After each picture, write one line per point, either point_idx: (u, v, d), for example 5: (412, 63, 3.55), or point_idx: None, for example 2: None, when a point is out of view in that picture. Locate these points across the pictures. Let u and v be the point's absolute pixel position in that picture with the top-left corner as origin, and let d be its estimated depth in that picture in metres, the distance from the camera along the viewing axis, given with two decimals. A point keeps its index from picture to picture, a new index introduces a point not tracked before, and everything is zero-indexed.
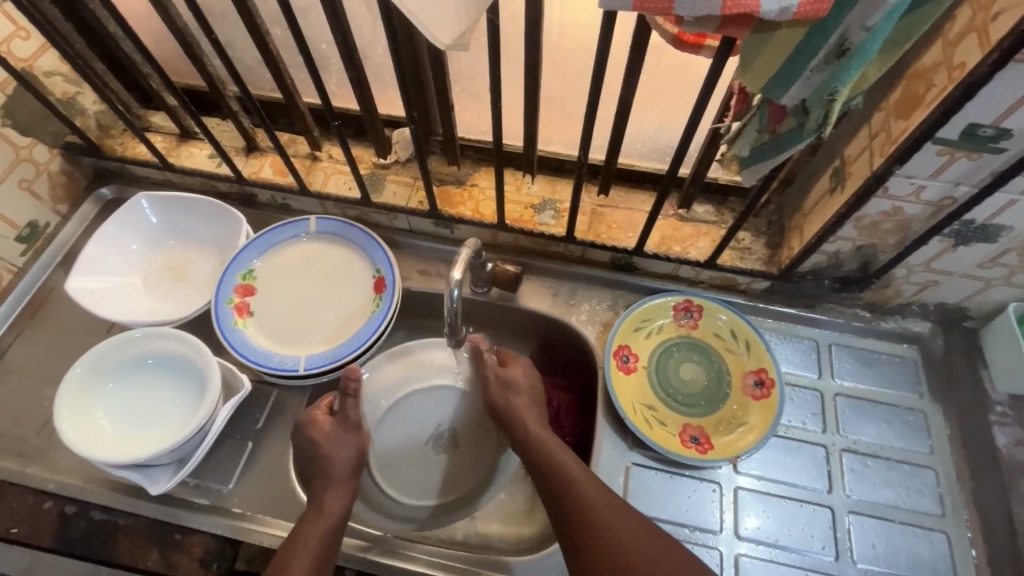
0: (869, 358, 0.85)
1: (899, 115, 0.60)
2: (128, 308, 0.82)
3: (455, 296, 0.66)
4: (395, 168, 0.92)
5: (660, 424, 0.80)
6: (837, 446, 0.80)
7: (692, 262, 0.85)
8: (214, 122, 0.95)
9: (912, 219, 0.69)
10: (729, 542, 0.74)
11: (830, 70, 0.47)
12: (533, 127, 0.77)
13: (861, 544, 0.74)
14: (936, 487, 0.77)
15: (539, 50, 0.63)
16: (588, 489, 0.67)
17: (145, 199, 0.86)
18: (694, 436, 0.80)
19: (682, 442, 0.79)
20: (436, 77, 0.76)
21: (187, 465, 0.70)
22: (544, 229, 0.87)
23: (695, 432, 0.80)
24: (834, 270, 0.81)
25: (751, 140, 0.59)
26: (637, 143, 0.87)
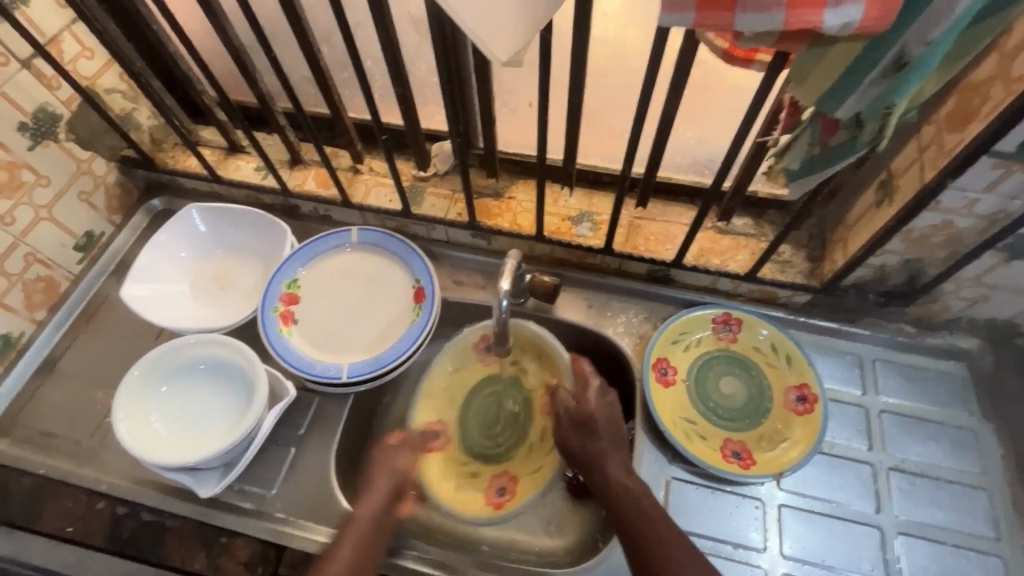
0: (914, 374, 0.84)
1: (952, 128, 0.59)
2: (177, 315, 0.85)
3: (506, 307, 0.66)
4: (434, 180, 0.94)
5: (701, 438, 0.79)
6: (884, 464, 0.78)
7: (731, 275, 0.84)
8: (261, 137, 0.99)
9: (964, 233, 0.67)
10: (773, 561, 0.73)
11: (887, 84, 0.47)
12: (574, 140, 0.78)
13: (912, 567, 0.72)
14: (990, 509, 0.75)
15: (584, 66, 0.65)
16: (681, 557, 0.61)
17: (195, 210, 0.89)
18: (735, 452, 0.79)
19: (723, 457, 0.78)
20: (481, 92, 0.78)
21: (235, 470, 0.71)
22: (583, 241, 0.88)
23: (735, 448, 0.79)
24: (879, 284, 0.79)
25: (802, 153, 0.59)
26: (674, 157, 0.88)
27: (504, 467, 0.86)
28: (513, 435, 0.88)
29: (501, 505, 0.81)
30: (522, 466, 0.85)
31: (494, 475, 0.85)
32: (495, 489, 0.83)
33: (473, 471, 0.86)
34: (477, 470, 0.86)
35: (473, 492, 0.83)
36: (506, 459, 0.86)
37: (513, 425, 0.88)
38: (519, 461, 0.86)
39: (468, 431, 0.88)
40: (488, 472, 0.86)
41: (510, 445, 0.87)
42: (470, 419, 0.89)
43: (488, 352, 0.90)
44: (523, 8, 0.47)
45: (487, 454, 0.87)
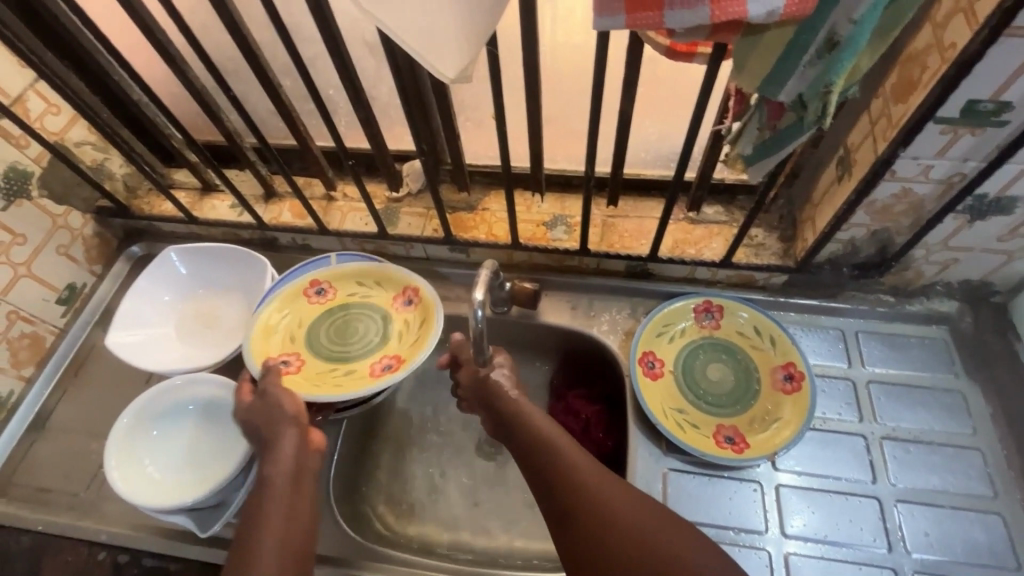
0: (897, 342, 0.85)
1: (898, 99, 0.61)
2: (165, 358, 0.85)
3: (479, 316, 0.65)
4: (408, 200, 0.95)
5: (693, 426, 0.80)
6: (876, 434, 0.79)
7: (707, 263, 0.86)
8: (233, 173, 1.00)
9: (924, 199, 0.69)
10: (776, 542, 0.73)
11: (824, 64, 0.49)
12: (538, 146, 0.79)
13: (913, 533, 0.72)
14: (984, 468, 0.75)
15: (536, 75, 0.66)
16: (600, 488, 0.62)
17: (174, 252, 0.90)
18: (729, 437, 0.79)
19: (716, 443, 0.78)
20: (442, 109, 0.79)
21: (233, 506, 0.71)
22: (558, 245, 0.89)
23: (729, 432, 0.80)
24: (851, 257, 0.81)
25: (752, 139, 0.60)
26: (640, 153, 0.89)
27: (375, 355, 0.83)
28: (381, 324, 0.86)
29: (394, 367, 0.80)
30: (401, 341, 0.83)
31: (374, 359, 0.83)
32: (382, 366, 0.82)
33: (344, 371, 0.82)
34: (350, 369, 0.82)
35: (358, 377, 0.81)
36: (381, 347, 0.84)
37: (365, 333, 0.85)
38: (392, 342, 0.84)
39: (315, 351, 0.84)
40: (362, 362, 0.83)
41: (383, 331, 0.85)
42: (329, 341, 0.85)
43: (319, 293, 0.88)
44: (461, 26, 0.49)
45: (357, 354, 0.84)
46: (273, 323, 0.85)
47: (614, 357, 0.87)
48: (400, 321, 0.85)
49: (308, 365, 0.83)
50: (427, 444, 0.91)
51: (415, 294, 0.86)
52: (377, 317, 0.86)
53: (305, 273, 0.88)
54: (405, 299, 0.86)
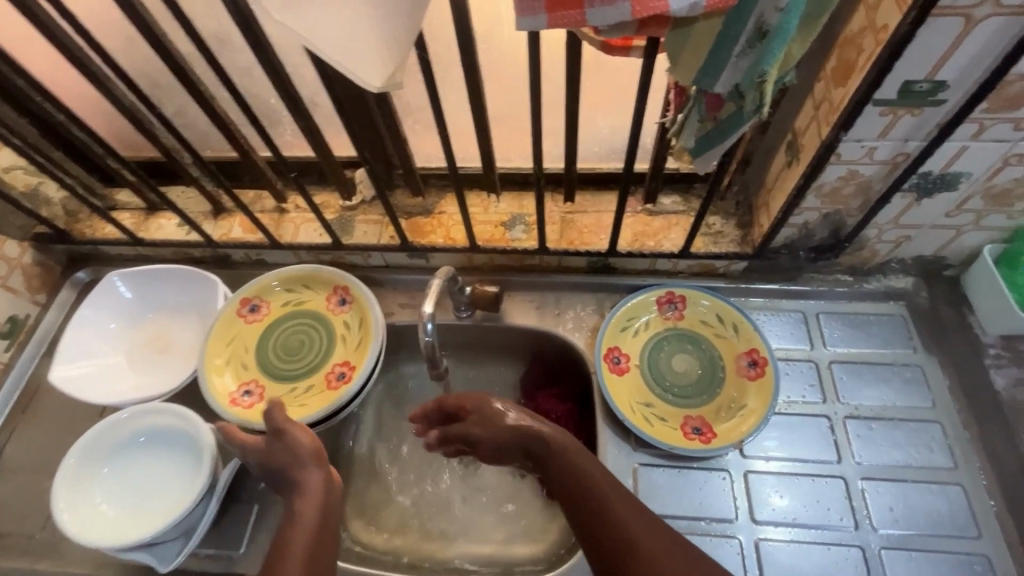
0: (857, 321, 0.86)
1: (838, 82, 0.61)
2: (114, 389, 0.82)
3: (429, 328, 0.65)
4: (362, 208, 0.93)
5: (661, 420, 0.80)
6: (840, 414, 0.80)
7: (667, 254, 0.85)
8: (178, 191, 0.96)
9: (871, 180, 0.69)
10: (747, 529, 0.73)
11: (756, 53, 0.48)
12: (488, 146, 0.77)
13: (879, 509, 0.73)
14: (944, 440, 0.77)
15: (476, 76, 0.64)
16: (644, 536, 0.56)
17: (117, 276, 0.87)
18: (696, 427, 0.79)
19: (684, 435, 0.79)
20: (386, 114, 0.77)
21: (195, 536, 0.69)
22: (518, 245, 0.88)
23: (696, 423, 0.80)
24: (806, 241, 0.81)
25: (695, 131, 0.59)
26: (593, 147, 0.88)
27: (329, 362, 0.83)
28: (325, 330, 0.85)
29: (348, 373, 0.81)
30: (347, 345, 0.84)
31: (327, 366, 0.83)
32: (336, 375, 0.82)
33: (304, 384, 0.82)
34: (308, 385, 0.82)
35: (318, 386, 0.81)
36: (332, 353, 0.84)
37: (311, 344, 0.85)
38: (340, 346, 0.84)
39: (270, 369, 0.83)
40: (318, 372, 0.83)
41: (329, 337, 0.85)
42: (278, 359, 0.84)
43: (254, 312, 0.86)
44: (380, 33, 0.47)
45: (311, 364, 0.84)
46: (215, 358, 0.82)
47: (580, 355, 0.87)
48: (342, 322, 0.85)
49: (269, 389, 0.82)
50: (399, 454, 0.90)
51: (346, 292, 0.86)
52: (316, 324, 0.86)
53: (232, 296, 0.86)
54: (340, 299, 0.86)
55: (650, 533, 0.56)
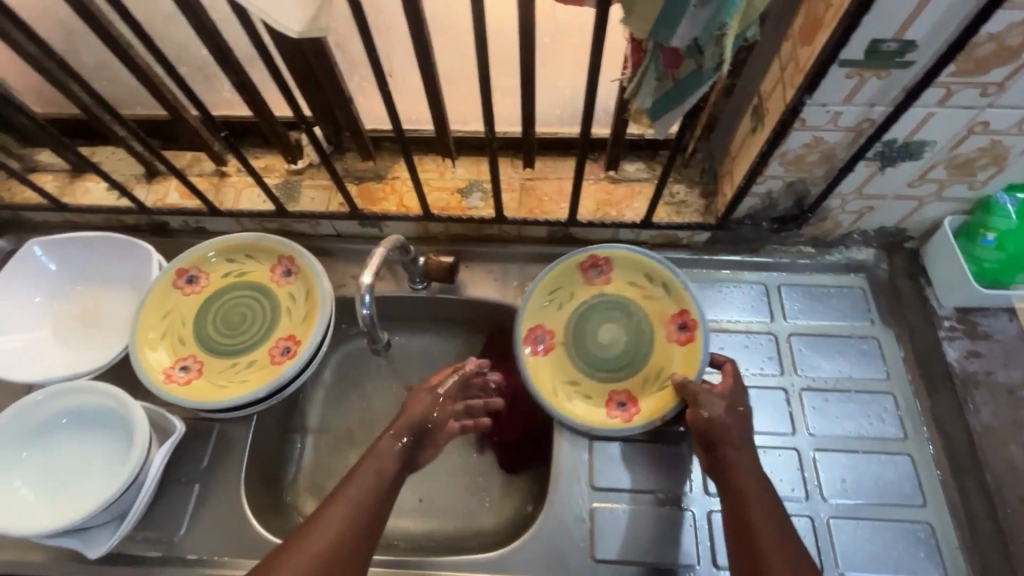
0: (817, 293, 0.85)
1: (804, 41, 0.57)
2: (40, 367, 0.76)
3: (366, 300, 0.61)
4: (309, 172, 0.87)
5: (583, 398, 0.79)
6: (796, 386, 0.79)
7: (629, 224, 0.82)
8: (106, 152, 0.89)
9: (836, 148, 0.66)
10: (701, 501, 0.73)
11: (715, 3, 0.44)
12: (439, 106, 0.72)
13: (830, 480, 0.74)
14: (896, 411, 0.78)
15: (419, 26, 0.59)
16: (765, 526, 0.59)
17: (38, 244, 0.80)
18: (620, 402, 0.78)
19: (608, 412, 0.77)
20: (326, 69, 0.70)
21: (127, 520, 0.65)
22: (475, 213, 0.83)
23: (622, 397, 0.78)
24: (769, 211, 0.79)
25: (652, 91, 0.54)
26: (554, 109, 0.83)
27: (273, 337, 0.79)
28: (268, 304, 0.80)
29: (294, 351, 0.76)
30: (292, 317, 0.79)
31: (271, 342, 0.78)
32: (280, 350, 0.77)
33: (247, 361, 0.78)
34: (251, 360, 0.78)
35: (261, 366, 0.76)
36: (276, 329, 0.79)
37: (254, 317, 0.80)
38: (285, 321, 0.80)
39: (209, 345, 0.78)
40: (261, 348, 0.78)
41: (273, 311, 0.80)
42: (216, 334, 0.79)
43: (192, 284, 0.81)
44: None
45: (253, 339, 0.79)
46: (150, 332, 0.77)
47: None
48: (286, 295, 0.81)
49: (208, 365, 0.77)
50: (353, 431, 0.86)
51: (292, 262, 0.81)
52: (259, 295, 0.81)
53: (167, 266, 0.80)
54: (285, 270, 0.81)
55: (781, 538, 0.59)
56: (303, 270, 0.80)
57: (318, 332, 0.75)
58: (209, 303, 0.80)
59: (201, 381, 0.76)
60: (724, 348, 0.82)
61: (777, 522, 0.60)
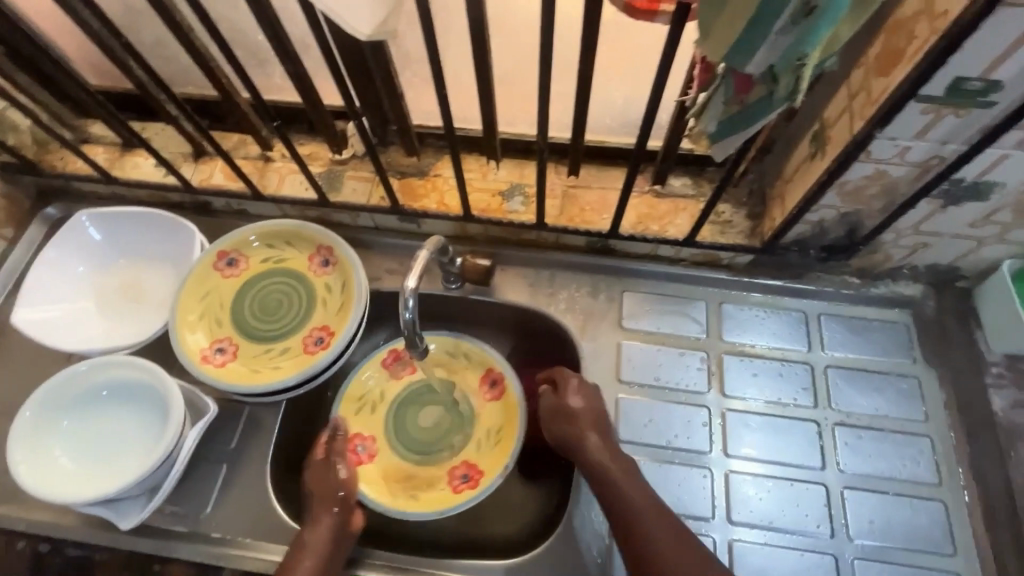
0: (859, 326, 0.82)
1: (880, 72, 0.55)
2: (82, 336, 0.78)
3: (410, 303, 0.61)
4: (353, 163, 0.87)
5: (436, 486, 0.79)
6: (830, 420, 0.78)
7: (671, 241, 0.81)
8: (156, 128, 0.90)
9: (898, 182, 0.64)
10: (723, 528, 0.72)
11: (798, 32, 0.42)
12: (490, 109, 0.71)
13: (857, 519, 0.72)
14: (932, 455, 0.75)
15: (481, 30, 0.58)
16: (661, 535, 0.63)
17: (86, 216, 0.82)
18: (463, 475, 0.79)
19: (454, 489, 0.78)
20: (381, 64, 0.70)
21: (159, 494, 0.67)
22: (515, 218, 0.83)
23: (463, 470, 0.80)
24: (819, 239, 0.77)
25: (718, 114, 0.53)
26: (604, 117, 0.81)
27: (308, 326, 0.79)
28: (304, 293, 0.81)
29: (327, 342, 0.77)
30: (327, 308, 0.80)
31: (305, 332, 0.79)
32: (314, 340, 0.78)
33: (281, 349, 0.79)
34: (284, 347, 0.79)
35: (295, 355, 0.77)
36: (310, 319, 0.80)
37: (290, 305, 0.81)
38: (319, 311, 0.80)
39: (245, 329, 0.80)
40: (295, 337, 0.79)
41: (308, 300, 0.81)
42: (252, 319, 0.80)
43: (232, 267, 0.82)
44: None
45: (287, 327, 0.80)
46: (189, 313, 0.78)
47: (570, 337, 0.83)
48: (322, 285, 0.81)
49: (243, 349, 0.79)
50: None
51: (330, 253, 0.81)
52: (296, 283, 0.81)
53: (208, 247, 0.81)
54: (322, 260, 0.82)
55: (676, 543, 0.63)
56: (340, 262, 0.80)
57: (352, 325, 0.76)
58: (247, 287, 0.81)
59: (235, 364, 0.77)
60: (758, 374, 0.80)
61: (669, 525, 0.64)
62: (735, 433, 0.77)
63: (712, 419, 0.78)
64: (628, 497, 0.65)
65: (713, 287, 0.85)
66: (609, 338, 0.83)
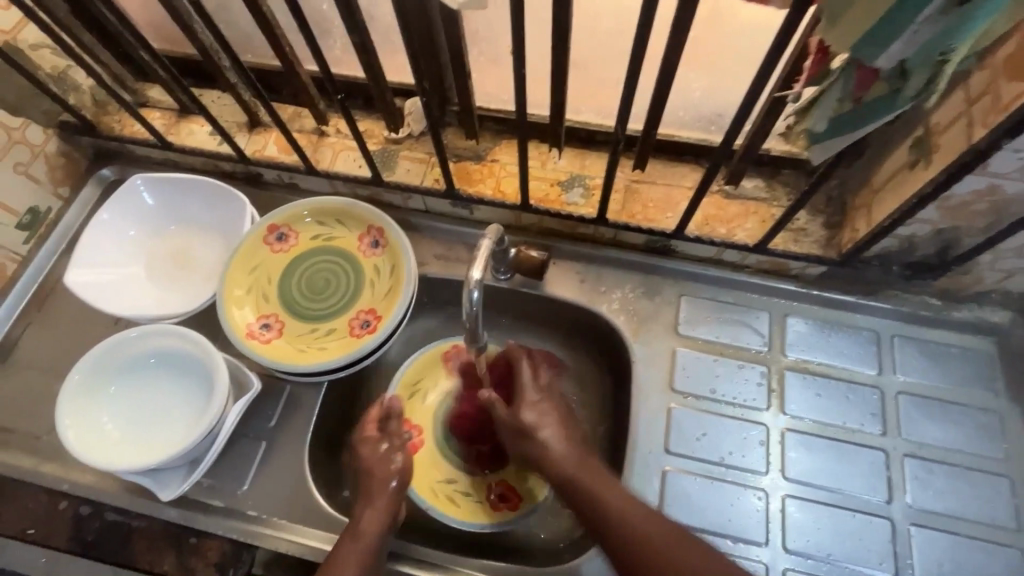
0: (936, 352, 0.76)
1: (1014, 75, 0.49)
2: (130, 301, 0.78)
3: (476, 297, 0.59)
4: (408, 143, 0.84)
5: (467, 496, 0.76)
6: (899, 450, 0.72)
7: (739, 246, 0.76)
8: (213, 95, 0.89)
9: (1012, 200, 0.58)
10: (775, 555, 0.68)
11: (947, 22, 0.38)
12: (562, 94, 0.67)
13: (924, 560, 0.67)
14: (1011, 498, 0.69)
15: (568, 5, 0.54)
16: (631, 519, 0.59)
17: (140, 180, 0.81)
18: (501, 495, 0.76)
19: (488, 505, 0.75)
20: (451, 40, 0.67)
21: (200, 468, 0.66)
22: (573, 210, 0.79)
23: (501, 489, 0.76)
24: (904, 255, 0.71)
25: (829, 111, 0.48)
26: (677, 110, 0.76)
27: (355, 308, 0.77)
28: (353, 274, 0.79)
29: (374, 326, 0.75)
30: (376, 290, 0.78)
31: (352, 313, 0.77)
32: (360, 323, 0.76)
33: (327, 330, 0.77)
34: (330, 328, 0.77)
35: (341, 337, 0.76)
36: (357, 300, 0.78)
37: (338, 285, 0.79)
38: (367, 293, 0.78)
39: (292, 308, 0.78)
40: (341, 318, 0.77)
41: (357, 282, 0.79)
42: (300, 298, 0.79)
43: (282, 243, 0.80)
44: None
45: (334, 307, 0.78)
46: (236, 288, 0.77)
47: (622, 339, 0.80)
48: (371, 266, 0.79)
49: (289, 327, 0.77)
50: None
51: (381, 234, 0.79)
52: (344, 263, 0.79)
53: (259, 221, 0.79)
54: (372, 241, 0.79)
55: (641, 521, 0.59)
56: (391, 243, 0.78)
57: (400, 309, 0.74)
58: (296, 265, 0.80)
59: (282, 343, 0.76)
60: (822, 394, 0.75)
61: (635, 505, 0.60)
62: (794, 455, 0.72)
63: (770, 438, 0.73)
64: (585, 491, 0.63)
65: (779, 299, 0.80)
66: (663, 343, 0.79)
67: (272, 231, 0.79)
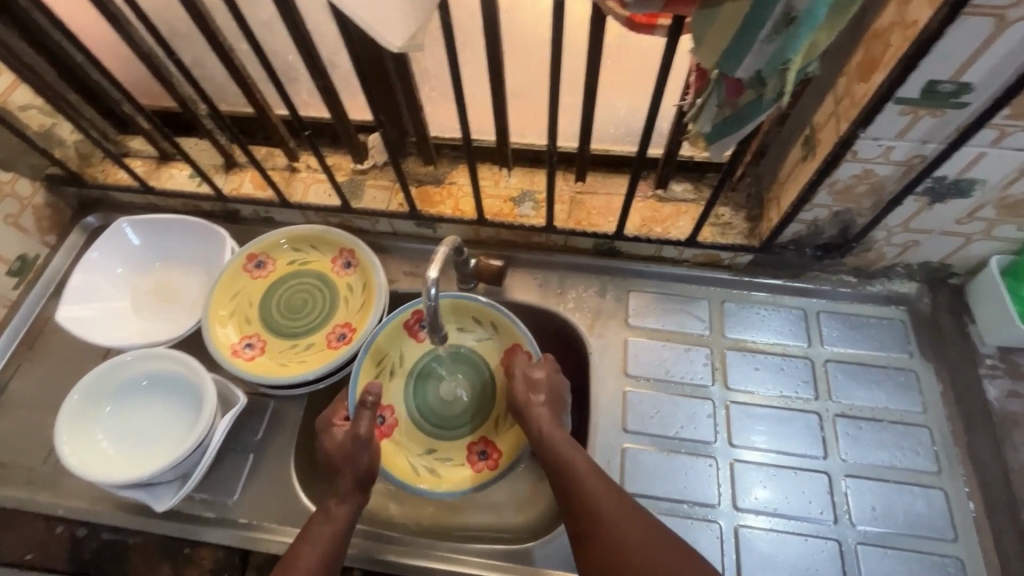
0: (857, 323, 0.86)
1: (861, 77, 0.60)
2: (117, 333, 0.83)
3: (433, 294, 0.67)
4: (373, 172, 0.92)
5: (446, 462, 0.82)
6: (831, 411, 0.80)
7: (673, 242, 0.85)
8: (191, 142, 0.97)
9: (885, 180, 0.69)
10: (728, 515, 0.75)
11: (780, 41, 0.47)
12: (504, 119, 0.77)
13: (860, 507, 0.75)
14: (931, 445, 0.78)
15: (499, 44, 0.64)
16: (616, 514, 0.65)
17: (126, 222, 0.88)
18: (481, 452, 0.83)
19: (472, 468, 0.81)
20: (403, 79, 0.76)
21: (191, 480, 0.71)
22: (525, 221, 0.87)
23: (480, 446, 0.83)
24: (814, 238, 0.81)
25: (713, 116, 0.58)
26: (609, 128, 0.87)
27: (332, 323, 0.84)
28: (327, 294, 0.86)
29: (351, 338, 0.82)
30: (350, 307, 0.85)
31: (328, 329, 0.84)
32: (336, 336, 0.83)
33: (307, 345, 0.83)
34: (309, 343, 0.84)
35: (321, 350, 0.82)
36: (334, 316, 0.85)
37: (314, 305, 0.86)
38: (341, 309, 0.85)
39: (274, 327, 0.85)
40: (320, 333, 0.84)
41: (332, 300, 0.86)
42: (280, 318, 0.85)
43: (261, 270, 0.87)
44: None
45: (313, 324, 0.85)
46: (220, 309, 0.83)
47: (579, 335, 0.87)
48: (344, 284, 0.86)
49: (271, 345, 0.84)
50: None
51: (352, 255, 0.86)
52: (320, 283, 0.86)
53: (239, 251, 0.86)
54: (345, 262, 0.86)
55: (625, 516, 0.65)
56: (361, 263, 0.85)
57: (372, 320, 0.81)
58: (275, 288, 0.86)
59: (264, 358, 0.82)
60: (760, 368, 0.83)
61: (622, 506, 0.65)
62: (739, 424, 0.80)
63: (716, 410, 0.81)
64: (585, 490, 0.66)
65: (715, 287, 0.89)
66: (616, 335, 0.86)
67: (251, 259, 0.86)
